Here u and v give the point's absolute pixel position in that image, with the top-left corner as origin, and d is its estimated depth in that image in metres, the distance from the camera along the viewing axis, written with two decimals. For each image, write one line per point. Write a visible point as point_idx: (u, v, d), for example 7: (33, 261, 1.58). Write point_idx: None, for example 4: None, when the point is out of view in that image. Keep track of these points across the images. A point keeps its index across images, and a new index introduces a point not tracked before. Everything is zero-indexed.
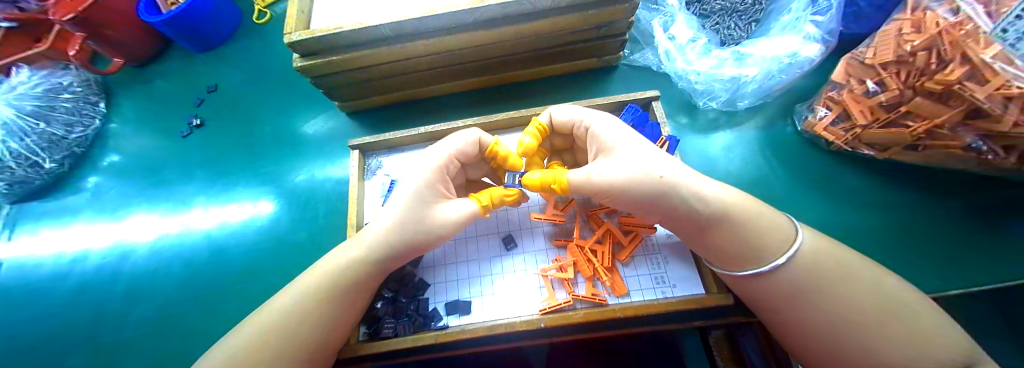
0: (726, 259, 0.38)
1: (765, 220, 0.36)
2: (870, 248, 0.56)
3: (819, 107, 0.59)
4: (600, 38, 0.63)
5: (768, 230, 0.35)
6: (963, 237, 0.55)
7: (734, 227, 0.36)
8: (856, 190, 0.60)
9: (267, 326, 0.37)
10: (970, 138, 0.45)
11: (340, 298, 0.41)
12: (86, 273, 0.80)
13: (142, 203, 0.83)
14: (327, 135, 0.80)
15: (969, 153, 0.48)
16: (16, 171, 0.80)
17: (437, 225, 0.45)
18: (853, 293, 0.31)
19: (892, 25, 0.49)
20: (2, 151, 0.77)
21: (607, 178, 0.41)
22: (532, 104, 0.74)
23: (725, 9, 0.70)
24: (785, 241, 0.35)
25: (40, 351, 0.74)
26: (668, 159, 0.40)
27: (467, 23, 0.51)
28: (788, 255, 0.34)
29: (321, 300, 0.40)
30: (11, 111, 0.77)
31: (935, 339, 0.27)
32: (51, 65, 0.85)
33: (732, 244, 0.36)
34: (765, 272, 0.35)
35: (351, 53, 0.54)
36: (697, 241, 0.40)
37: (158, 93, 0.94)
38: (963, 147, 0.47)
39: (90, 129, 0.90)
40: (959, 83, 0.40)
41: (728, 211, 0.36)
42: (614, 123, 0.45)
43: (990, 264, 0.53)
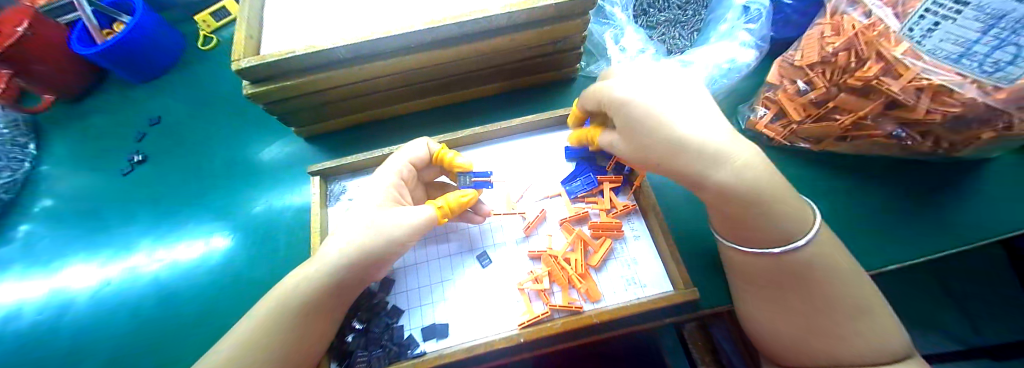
0: (739, 230, 0.39)
1: (793, 203, 0.37)
2: None
3: (758, 107, 0.65)
4: (555, 53, 0.65)
5: (795, 213, 0.37)
6: (898, 216, 0.60)
7: (755, 195, 0.35)
8: (801, 180, 0.65)
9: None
10: (890, 128, 0.51)
11: (298, 336, 0.38)
12: (11, 338, 0.70)
13: (80, 251, 0.75)
14: (286, 161, 0.76)
15: (893, 141, 0.54)
16: None
17: (394, 227, 0.43)
18: (839, 288, 0.36)
19: (816, 29, 0.54)
20: None
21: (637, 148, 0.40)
22: (497, 118, 0.75)
23: (670, 21, 0.75)
24: (802, 227, 0.37)
25: None
26: (703, 123, 0.38)
27: (423, 42, 0.52)
28: (805, 239, 0.36)
29: (272, 340, 0.37)
30: None
31: (878, 329, 0.35)
32: None
33: (762, 218, 0.36)
34: (777, 254, 0.37)
35: (306, 76, 0.53)
36: (734, 213, 0.38)
37: (94, 129, 0.87)
38: (887, 135, 0.53)
39: (19, 172, 0.80)
40: (876, 79, 0.44)
41: (748, 183, 0.35)
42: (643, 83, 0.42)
43: (925, 239, 0.58)
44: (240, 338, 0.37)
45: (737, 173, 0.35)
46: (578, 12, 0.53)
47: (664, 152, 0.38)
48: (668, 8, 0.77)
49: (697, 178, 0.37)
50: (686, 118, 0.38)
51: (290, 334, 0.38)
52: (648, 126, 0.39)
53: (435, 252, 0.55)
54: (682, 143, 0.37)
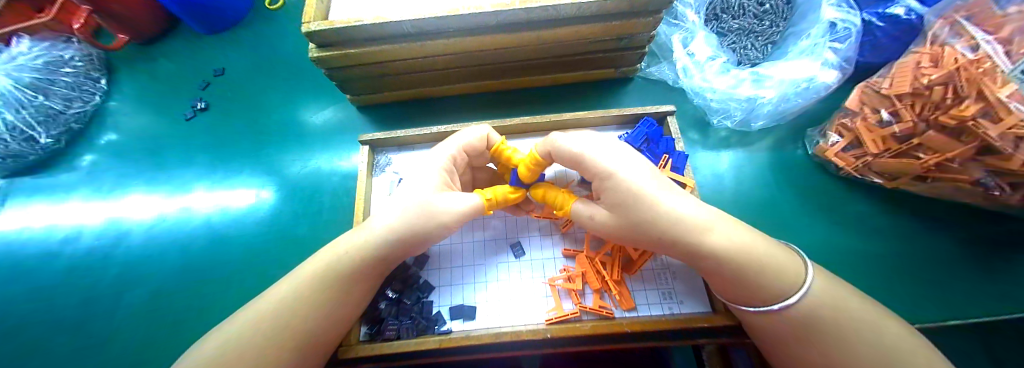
0: (734, 294, 0.36)
1: (774, 254, 0.35)
2: (871, 276, 0.57)
3: (831, 133, 0.59)
4: (616, 50, 0.63)
5: (777, 264, 0.35)
6: (963, 269, 0.56)
7: (747, 266, 0.34)
8: (861, 217, 0.60)
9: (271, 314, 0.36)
10: (978, 173, 0.46)
11: (346, 292, 0.40)
12: (76, 253, 0.77)
13: (140, 184, 0.81)
14: (334, 126, 0.79)
15: (977, 188, 0.49)
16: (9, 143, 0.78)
17: (444, 209, 0.43)
18: (853, 341, 0.30)
19: (910, 58, 0.48)
20: None
21: (633, 225, 0.38)
22: (544, 111, 0.74)
23: (742, 29, 0.71)
24: (796, 279, 0.34)
25: (25, 332, 0.71)
26: (682, 194, 0.38)
27: (489, 25, 0.51)
28: (798, 295, 0.33)
29: (325, 289, 0.39)
30: (9, 82, 0.75)
31: None
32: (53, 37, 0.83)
33: (756, 288, 0.34)
34: (777, 311, 0.34)
35: (371, 46, 0.54)
36: (720, 284, 0.37)
37: (161, 72, 0.92)
38: (972, 182, 0.48)
39: (89, 105, 0.88)
40: (973, 120, 0.40)
41: (736, 254, 0.34)
42: (624, 150, 0.42)
43: (990, 298, 0.53)
44: (294, 286, 0.39)
45: (721, 242, 0.35)
46: (649, 10, 0.51)
47: (654, 229, 0.36)
48: (742, 16, 0.72)
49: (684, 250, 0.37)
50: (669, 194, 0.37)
51: (334, 291, 0.39)
52: (640, 206, 0.37)
53: (469, 235, 0.56)
54: (677, 224, 0.35)
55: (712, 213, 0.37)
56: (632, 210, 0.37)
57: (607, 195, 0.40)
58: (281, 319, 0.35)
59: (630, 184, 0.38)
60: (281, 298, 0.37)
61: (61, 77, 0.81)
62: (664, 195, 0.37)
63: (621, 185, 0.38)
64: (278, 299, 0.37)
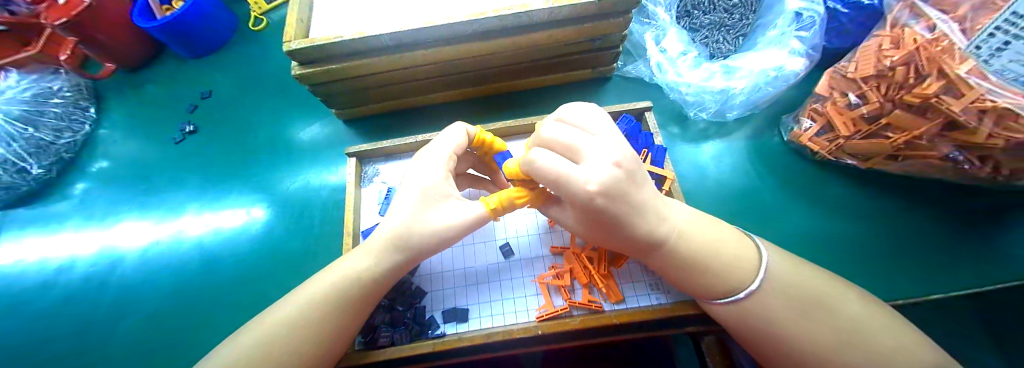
0: (698, 291, 0.38)
1: (731, 248, 0.38)
2: (856, 256, 0.58)
3: (804, 119, 0.61)
4: (592, 51, 0.64)
5: (730, 254, 0.37)
6: (935, 244, 0.57)
7: (706, 262, 0.36)
8: (842, 199, 0.62)
9: (279, 329, 0.36)
10: (946, 148, 0.47)
11: (352, 305, 0.40)
12: (72, 282, 0.77)
13: (133, 210, 0.81)
14: (322, 142, 0.80)
15: (947, 163, 0.51)
16: None
17: (453, 222, 0.42)
18: (805, 317, 0.32)
19: (873, 41, 0.50)
20: None
21: (603, 235, 0.38)
22: (527, 114, 0.75)
23: (714, 24, 0.73)
24: (751, 267, 0.36)
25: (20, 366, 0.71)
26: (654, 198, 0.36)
27: (465, 34, 0.52)
28: (756, 281, 0.35)
29: (332, 303, 0.39)
30: None
31: (888, 347, 0.28)
32: (40, 69, 0.84)
33: (717, 284, 0.36)
34: (743, 298, 0.35)
35: (352, 61, 0.55)
36: (684, 282, 0.38)
37: (149, 98, 0.93)
38: (942, 157, 0.49)
39: (79, 134, 0.88)
40: (936, 97, 0.41)
41: (695, 252, 0.37)
42: (604, 153, 0.33)
43: (973, 269, 0.55)
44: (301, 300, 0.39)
45: (680, 243, 0.37)
46: (619, 11, 0.53)
47: (623, 238, 0.36)
48: (713, 11, 0.75)
49: (651, 253, 0.38)
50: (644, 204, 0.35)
51: (341, 304, 0.39)
52: (618, 223, 0.35)
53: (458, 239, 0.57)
54: (645, 233, 0.36)
55: (673, 214, 0.38)
56: (609, 226, 0.35)
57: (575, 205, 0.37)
58: (288, 336, 0.36)
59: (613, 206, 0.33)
60: (284, 315, 0.38)
61: (49, 108, 0.81)
62: (640, 206, 0.35)
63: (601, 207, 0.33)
64: (288, 313, 0.38)
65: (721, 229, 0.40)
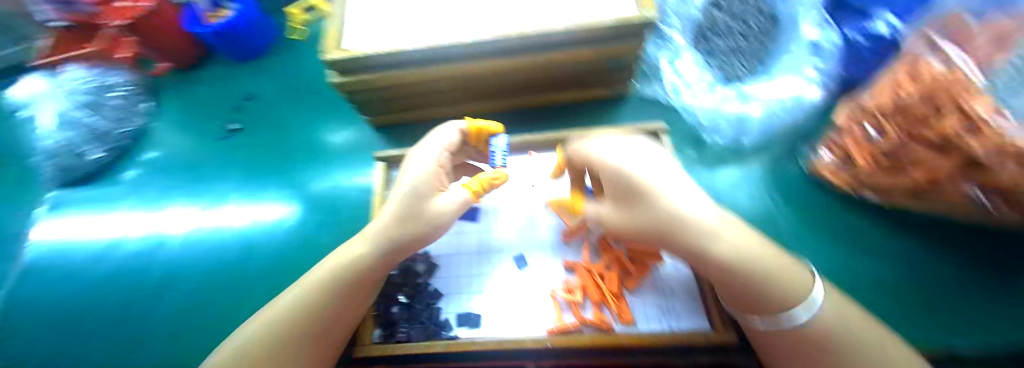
0: (745, 302, 0.36)
1: (781, 265, 0.36)
2: (889, 295, 0.54)
3: (822, 150, 0.62)
4: (611, 71, 0.67)
5: (784, 275, 0.35)
6: (989, 285, 0.52)
7: (757, 272, 0.35)
8: (868, 233, 0.59)
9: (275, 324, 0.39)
10: (969, 187, 0.44)
11: (341, 306, 0.42)
12: (120, 261, 0.84)
13: (178, 198, 0.88)
14: (350, 145, 0.85)
15: (974, 203, 0.48)
16: (66, 159, 0.89)
17: (445, 206, 0.49)
18: (860, 351, 0.30)
19: (887, 74, 0.52)
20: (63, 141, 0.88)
21: (639, 224, 0.43)
22: (546, 129, 0.78)
23: (729, 49, 0.74)
24: (803, 289, 0.34)
25: (64, 335, 0.77)
26: (694, 198, 0.41)
27: (490, 51, 0.56)
28: (809, 301, 0.33)
29: (326, 301, 0.41)
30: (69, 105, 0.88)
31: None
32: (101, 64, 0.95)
33: (769, 295, 0.34)
34: (795, 319, 0.33)
35: (384, 72, 0.59)
36: (734, 293, 0.37)
37: (199, 96, 1.02)
38: (966, 197, 0.47)
39: (136, 126, 0.98)
40: (955, 135, 0.39)
41: (743, 262, 0.35)
42: (643, 156, 0.46)
43: None
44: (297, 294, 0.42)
45: (727, 246, 0.36)
46: (637, 34, 0.55)
47: (659, 228, 0.40)
48: (728, 36, 0.76)
49: (693, 253, 0.38)
50: (678, 197, 0.41)
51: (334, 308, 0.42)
52: (650, 207, 0.41)
53: (475, 249, 0.60)
54: (682, 226, 0.39)
55: (718, 221, 0.39)
56: (643, 210, 0.42)
57: (614, 183, 0.46)
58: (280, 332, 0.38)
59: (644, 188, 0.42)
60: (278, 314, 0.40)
61: (110, 100, 0.92)
62: (673, 198, 0.41)
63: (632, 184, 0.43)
64: (293, 299, 0.41)
65: (780, 255, 0.37)
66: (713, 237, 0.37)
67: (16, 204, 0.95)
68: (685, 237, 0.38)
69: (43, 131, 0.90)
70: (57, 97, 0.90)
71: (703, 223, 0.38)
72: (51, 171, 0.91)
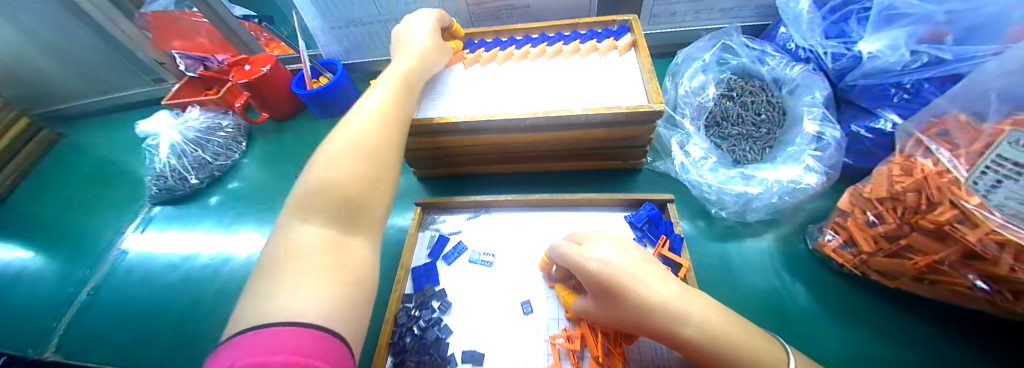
0: None
1: (752, 343, 0.36)
2: None
3: (827, 230, 0.64)
4: (623, 147, 0.77)
5: (767, 354, 0.35)
6: None
7: (729, 349, 0.35)
8: (886, 321, 0.57)
9: (344, 144, 0.45)
10: (970, 277, 0.46)
11: (387, 143, 0.50)
12: (190, 269, 0.98)
13: (252, 223, 1.05)
14: (395, 191, 1.00)
15: (977, 293, 0.48)
16: (169, 180, 1.12)
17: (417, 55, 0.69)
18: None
19: (885, 167, 0.57)
20: (169, 167, 1.13)
21: (615, 311, 0.43)
22: (564, 190, 0.88)
23: (741, 135, 0.83)
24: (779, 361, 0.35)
25: (129, 330, 0.88)
26: (658, 276, 0.42)
27: (521, 126, 0.70)
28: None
29: (380, 140, 0.49)
30: (181, 137, 1.13)
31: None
32: (216, 109, 1.25)
33: None
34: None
35: (435, 136, 0.75)
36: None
37: (287, 142, 1.27)
38: (968, 287, 0.48)
39: (230, 160, 1.22)
40: (950, 224, 0.44)
41: (714, 340, 0.36)
42: (606, 242, 0.48)
43: None
44: (359, 128, 0.48)
45: (699, 327, 0.36)
46: (644, 120, 0.66)
47: (632, 315, 0.41)
48: (740, 124, 0.85)
49: (669, 337, 0.38)
50: (642, 278, 0.41)
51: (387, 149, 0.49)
52: (617, 294, 0.41)
53: (486, 289, 0.65)
54: (651, 312, 0.39)
55: (686, 299, 0.39)
56: (614, 296, 0.42)
57: (586, 276, 0.46)
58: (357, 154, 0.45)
59: (612, 275, 0.42)
60: (342, 138, 0.47)
61: (215, 138, 1.19)
62: (636, 279, 0.41)
63: (599, 272, 0.44)
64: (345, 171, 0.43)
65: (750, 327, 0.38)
66: (681, 322, 0.37)
67: (123, 211, 1.17)
68: (661, 324, 0.38)
69: (158, 157, 1.15)
70: (166, 130, 1.14)
71: (670, 309, 0.38)
72: (156, 189, 1.13)
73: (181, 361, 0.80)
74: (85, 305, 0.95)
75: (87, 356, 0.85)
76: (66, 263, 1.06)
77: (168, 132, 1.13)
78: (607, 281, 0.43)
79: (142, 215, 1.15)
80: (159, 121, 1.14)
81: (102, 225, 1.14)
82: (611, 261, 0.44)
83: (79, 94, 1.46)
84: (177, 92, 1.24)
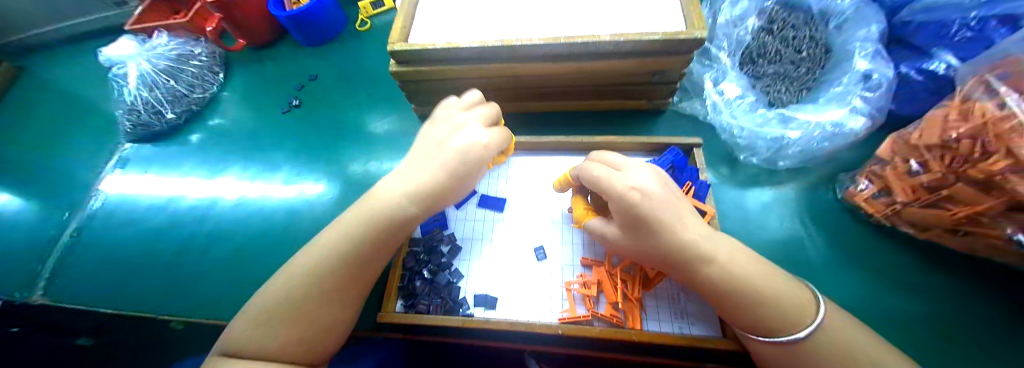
0: (738, 317, 0.38)
1: (777, 288, 0.36)
2: (895, 327, 0.54)
3: (861, 179, 0.61)
4: (650, 84, 0.69)
5: (797, 297, 0.36)
6: (1001, 335, 0.52)
7: (749, 292, 0.36)
8: (896, 270, 0.58)
9: (304, 272, 0.42)
10: (1009, 231, 0.43)
11: (365, 261, 0.45)
12: (178, 211, 0.94)
13: (236, 166, 0.97)
14: (395, 132, 0.92)
15: (1013, 247, 0.46)
16: (143, 115, 1.01)
17: None
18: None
19: (939, 111, 0.49)
20: (140, 100, 1.01)
21: (639, 243, 0.42)
22: (581, 133, 0.81)
23: (777, 74, 0.75)
24: (803, 315, 0.34)
25: (126, 270, 0.86)
26: (691, 216, 0.40)
27: (537, 55, 0.60)
28: (806, 330, 0.33)
29: (353, 260, 0.44)
30: (150, 67, 1.02)
31: None
32: (185, 34, 1.11)
33: (762, 314, 0.36)
34: (802, 338, 0.33)
35: (438, 65, 0.65)
36: (722, 307, 0.39)
37: (265, 73, 1.13)
38: (1005, 239, 0.46)
39: (208, 93, 1.09)
40: (1002, 174, 0.38)
41: (737, 281, 0.37)
42: (645, 171, 0.42)
43: None
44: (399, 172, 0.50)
45: (723, 268, 0.37)
46: (680, 50, 0.57)
47: (658, 249, 0.40)
48: (779, 61, 0.77)
49: (688, 271, 0.39)
50: (681, 219, 0.39)
51: (362, 268, 0.45)
52: (651, 229, 0.39)
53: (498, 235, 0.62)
54: (680, 249, 0.38)
55: (716, 241, 0.39)
56: (645, 230, 0.40)
57: (619, 208, 0.42)
58: (312, 283, 0.41)
59: (652, 209, 0.39)
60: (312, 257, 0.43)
61: (187, 67, 1.05)
62: (674, 218, 0.39)
63: (635, 205, 0.39)
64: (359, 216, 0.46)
65: (774, 271, 0.39)
66: (707, 262, 0.38)
67: (96, 149, 1.07)
68: (687, 260, 0.39)
69: (127, 88, 1.03)
70: (133, 58, 1.02)
71: (699, 249, 0.38)
72: (129, 124, 1.02)
73: (179, 303, 0.79)
74: (75, 247, 0.91)
75: (88, 296, 0.83)
76: (43, 205, 1.00)
77: (135, 60, 1.02)
78: (645, 217, 0.39)
79: (117, 154, 1.05)
80: (124, 48, 1.04)
81: (73, 165, 1.06)
82: (652, 194, 0.39)
83: (29, 21, 1.28)
84: (144, 16, 1.10)
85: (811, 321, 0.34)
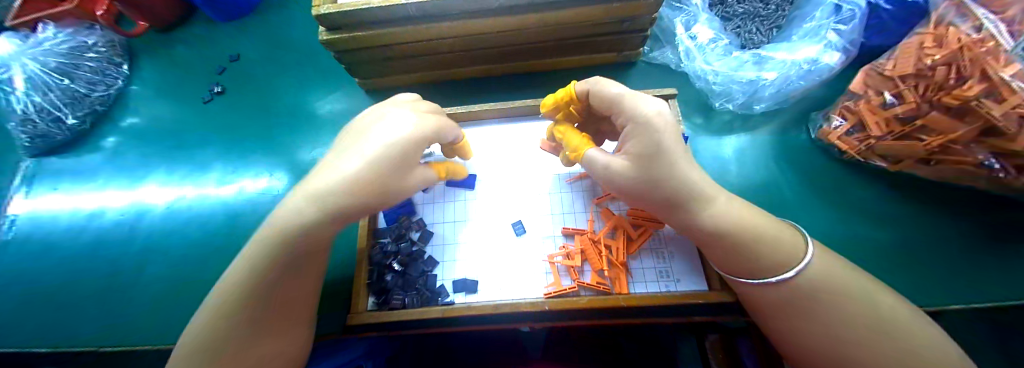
0: (733, 263, 0.37)
1: (772, 231, 0.36)
2: (865, 258, 0.57)
3: (834, 116, 0.60)
4: (619, 33, 0.63)
5: (782, 249, 0.36)
6: (958, 256, 0.56)
7: (745, 236, 0.36)
8: (866, 203, 0.61)
9: (232, 300, 0.35)
10: (982, 156, 0.46)
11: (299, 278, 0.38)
12: (102, 228, 0.80)
13: (160, 170, 0.84)
14: (343, 113, 0.81)
15: (982, 170, 0.49)
16: (37, 124, 0.83)
17: None
18: (843, 307, 0.33)
19: (913, 39, 0.48)
20: (27, 105, 0.81)
21: (643, 176, 0.37)
22: (549, 94, 0.76)
23: (747, 13, 0.71)
24: (793, 256, 0.35)
25: (51, 304, 0.74)
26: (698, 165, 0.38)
27: (493, 8, 0.52)
28: (796, 269, 0.35)
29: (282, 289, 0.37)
30: (37, 66, 0.81)
31: (887, 316, 0.32)
32: (76, 23, 0.88)
33: (755, 256, 0.35)
34: (774, 283, 0.35)
35: (379, 29, 0.55)
36: (719, 251, 0.38)
37: (180, 57, 0.95)
38: (976, 164, 0.48)
39: (112, 89, 0.91)
40: (975, 100, 0.39)
41: (735, 226, 0.36)
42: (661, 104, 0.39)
43: (983, 277, 0.55)
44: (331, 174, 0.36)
45: (725, 214, 0.36)
46: None
47: (667, 185, 0.36)
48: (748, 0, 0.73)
49: (688, 213, 0.37)
50: (693, 162, 0.37)
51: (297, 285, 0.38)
52: (668, 156, 0.35)
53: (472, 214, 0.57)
54: (688, 187, 0.36)
55: (718, 191, 0.38)
56: (660, 160, 0.35)
57: (636, 143, 0.37)
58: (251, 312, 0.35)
59: (671, 136, 0.36)
60: (230, 284, 0.35)
61: (83, 62, 0.85)
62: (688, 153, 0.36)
63: (657, 131, 0.35)
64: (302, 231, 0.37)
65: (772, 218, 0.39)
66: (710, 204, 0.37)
67: None
68: (690, 200, 0.36)
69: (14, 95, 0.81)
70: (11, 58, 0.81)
71: (704, 192, 0.37)
72: (24, 136, 0.84)
73: (128, 331, 0.69)
74: None
75: (20, 339, 0.72)
76: None
77: (18, 61, 0.81)
78: (665, 141, 0.35)
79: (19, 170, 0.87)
80: None
81: None
82: (674, 122, 0.36)
83: None
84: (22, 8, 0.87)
85: (800, 262, 0.35)
